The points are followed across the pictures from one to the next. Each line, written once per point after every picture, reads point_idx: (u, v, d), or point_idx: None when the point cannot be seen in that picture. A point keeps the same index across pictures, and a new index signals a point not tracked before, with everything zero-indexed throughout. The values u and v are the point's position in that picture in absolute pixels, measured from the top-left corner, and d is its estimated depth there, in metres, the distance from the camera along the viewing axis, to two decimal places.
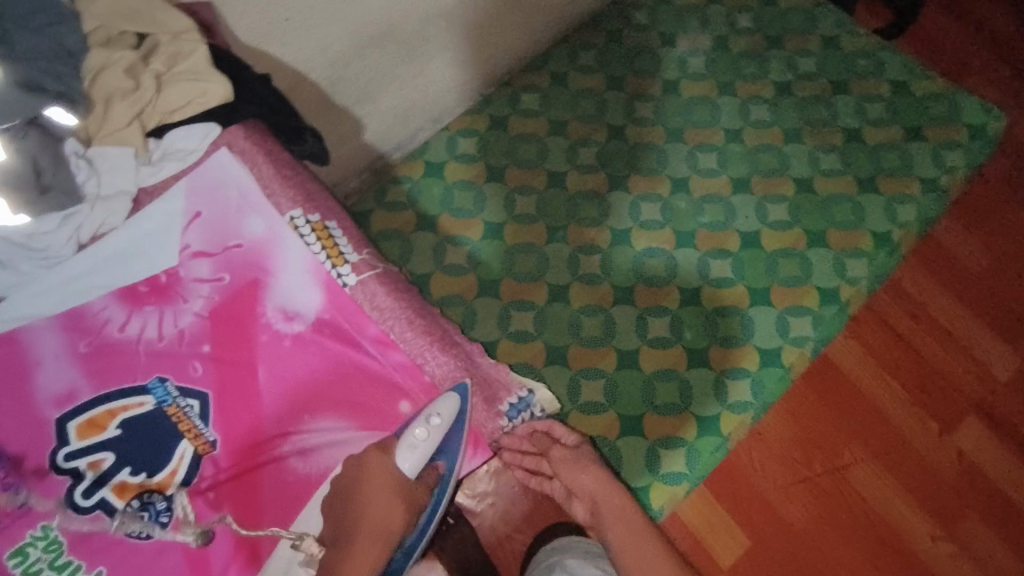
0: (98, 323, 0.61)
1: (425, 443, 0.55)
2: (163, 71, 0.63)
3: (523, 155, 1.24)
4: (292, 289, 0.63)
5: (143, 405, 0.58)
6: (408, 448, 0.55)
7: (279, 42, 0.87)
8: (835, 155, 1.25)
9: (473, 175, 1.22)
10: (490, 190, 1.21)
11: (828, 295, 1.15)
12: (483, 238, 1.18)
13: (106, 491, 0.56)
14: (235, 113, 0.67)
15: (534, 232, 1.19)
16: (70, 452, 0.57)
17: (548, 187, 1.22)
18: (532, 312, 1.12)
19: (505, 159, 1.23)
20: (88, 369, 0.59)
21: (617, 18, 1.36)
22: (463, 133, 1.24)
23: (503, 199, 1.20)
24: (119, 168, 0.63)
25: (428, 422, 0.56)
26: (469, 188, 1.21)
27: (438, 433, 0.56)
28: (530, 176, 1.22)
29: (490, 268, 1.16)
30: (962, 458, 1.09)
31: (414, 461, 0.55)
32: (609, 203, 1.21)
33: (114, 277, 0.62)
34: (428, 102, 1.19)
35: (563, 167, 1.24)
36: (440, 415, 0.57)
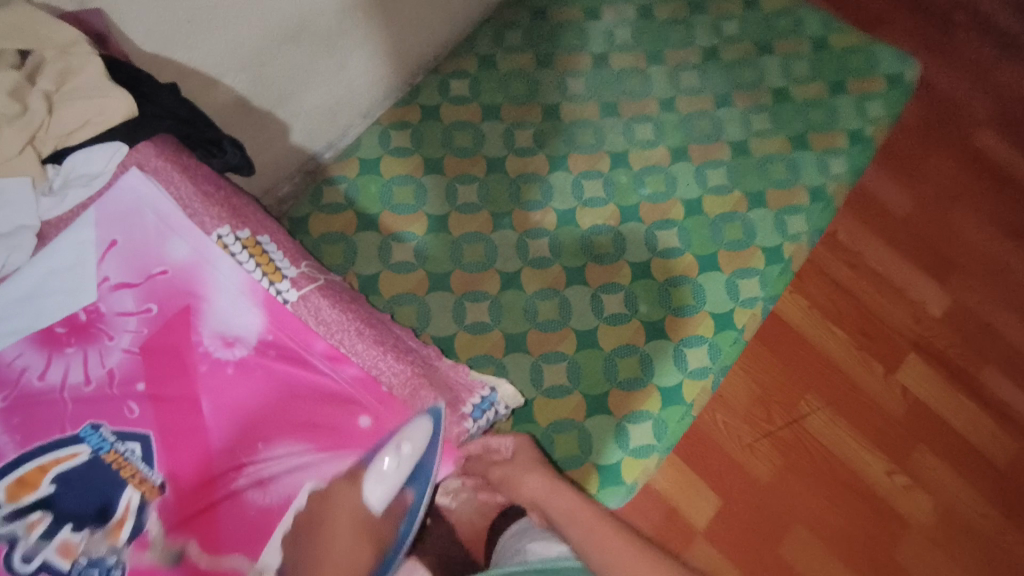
0: (15, 373, 0.55)
1: (394, 471, 0.54)
2: (53, 91, 0.58)
3: (460, 143, 1.21)
4: (229, 312, 0.59)
5: (76, 456, 0.54)
6: (376, 476, 0.54)
7: (185, 47, 0.81)
8: (765, 115, 1.27)
9: (410, 168, 1.19)
10: (429, 182, 1.18)
11: (772, 254, 1.17)
12: (427, 232, 1.15)
13: (47, 553, 0.51)
14: (142, 128, 0.62)
15: (480, 221, 1.16)
16: (1, 517, 0.52)
17: (489, 173, 1.20)
18: (486, 302, 1.11)
19: (441, 149, 1.20)
20: (11, 425, 0.54)
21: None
22: (395, 126, 1.21)
23: (444, 190, 1.18)
24: (16, 201, 0.58)
25: (398, 451, 0.54)
26: (408, 182, 1.18)
27: (408, 462, 0.54)
28: (468, 164, 1.20)
29: (438, 262, 1.13)
30: (907, 394, 1.14)
31: (380, 491, 0.53)
32: (552, 184, 1.20)
33: (27, 322, 0.57)
34: (356, 97, 1.14)
35: (501, 152, 1.21)
36: (411, 443, 0.55)
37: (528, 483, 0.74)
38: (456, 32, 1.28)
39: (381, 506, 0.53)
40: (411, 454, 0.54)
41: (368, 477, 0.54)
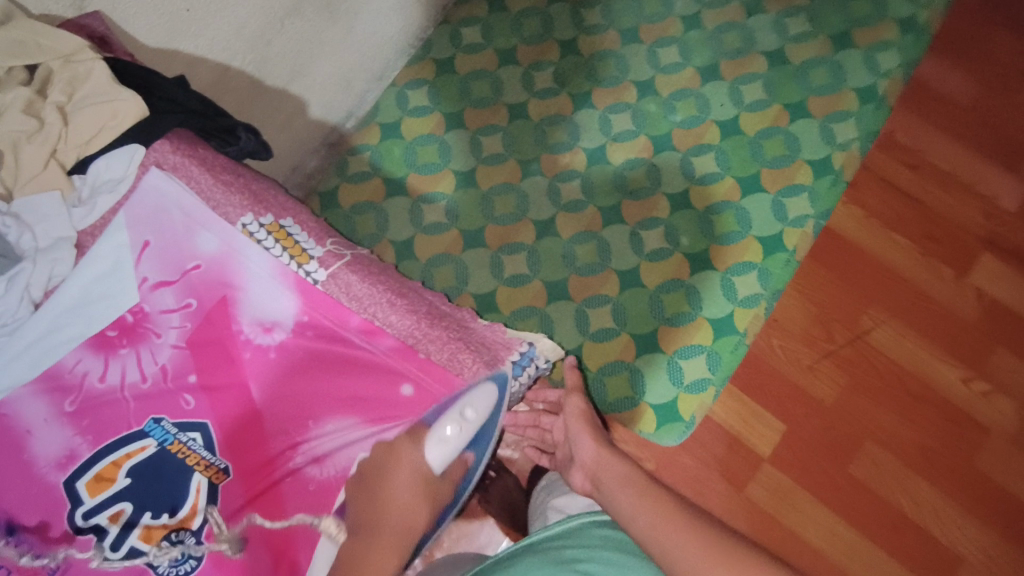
0: (76, 378, 0.58)
1: (457, 439, 0.55)
2: (65, 101, 0.59)
3: (478, 93, 1.18)
4: (263, 298, 0.60)
5: (146, 449, 0.57)
6: (439, 440, 0.55)
7: (189, 36, 0.80)
8: (801, 16, 1.17)
9: (432, 127, 1.17)
10: (452, 138, 1.16)
11: (820, 166, 1.10)
12: (456, 190, 1.13)
13: (134, 538, 0.55)
14: (157, 126, 0.63)
15: (508, 171, 1.14)
16: (87, 510, 0.55)
17: (511, 121, 1.16)
18: (523, 254, 1.09)
19: (460, 103, 1.17)
20: (82, 427, 0.57)
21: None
22: (412, 85, 1.18)
23: (468, 144, 1.15)
24: (50, 214, 0.59)
25: (461, 418, 0.55)
26: (431, 141, 1.16)
27: (470, 429, 0.55)
28: (490, 114, 1.16)
29: (470, 218, 1.12)
30: (982, 296, 1.07)
31: (444, 454, 0.55)
32: (577, 123, 1.15)
33: (80, 329, 0.59)
34: (368, 61, 1.12)
35: (522, 97, 1.17)
36: (475, 409, 0.55)
37: (577, 439, 0.73)
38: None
39: (443, 469, 0.55)
40: (475, 422, 0.55)
41: (431, 440, 0.55)
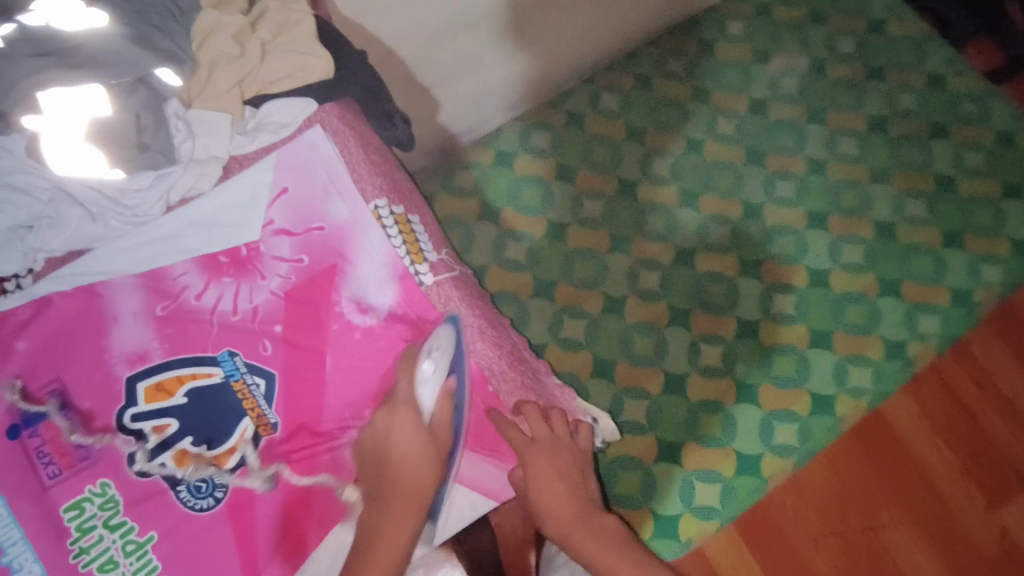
0: (176, 288, 0.60)
1: (435, 378, 0.57)
2: (269, 40, 0.63)
3: (596, 157, 1.21)
4: (368, 280, 0.62)
5: (211, 376, 0.58)
6: (420, 382, 0.57)
7: (375, 17, 0.86)
8: (921, 202, 1.19)
9: (542, 172, 1.20)
10: (556, 189, 1.19)
11: (893, 348, 1.10)
12: (544, 238, 1.16)
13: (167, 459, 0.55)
14: (333, 91, 0.66)
15: (597, 238, 1.16)
16: (136, 413, 0.56)
17: (617, 194, 1.19)
18: (583, 321, 1.10)
19: (577, 160, 1.21)
20: (162, 333, 0.58)
21: (709, 26, 1.29)
22: (538, 126, 1.22)
23: (569, 199, 1.18)
24: (215, 133, 0.62)
25: (431, 354, 0.58)
26: (537, 184, 1.19)
27: (443, 362, 0.58)
28: (600, 180, 1.19)
29: (548, 269, 1.14)
30: (1006, 538, 1.03)
31: (429, 393, 0.57)
32: (677, 219, 1.17)
33: (197, 244, 0.61)
34: (509, 91, 1.16)
35: (635, 175, 1.20)
36: (439, 347, 0.58)
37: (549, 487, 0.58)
38: (621, 46, 1.26)
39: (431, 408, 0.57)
40: (446, 360, 0.58)
41: (416, 388, 0.57)
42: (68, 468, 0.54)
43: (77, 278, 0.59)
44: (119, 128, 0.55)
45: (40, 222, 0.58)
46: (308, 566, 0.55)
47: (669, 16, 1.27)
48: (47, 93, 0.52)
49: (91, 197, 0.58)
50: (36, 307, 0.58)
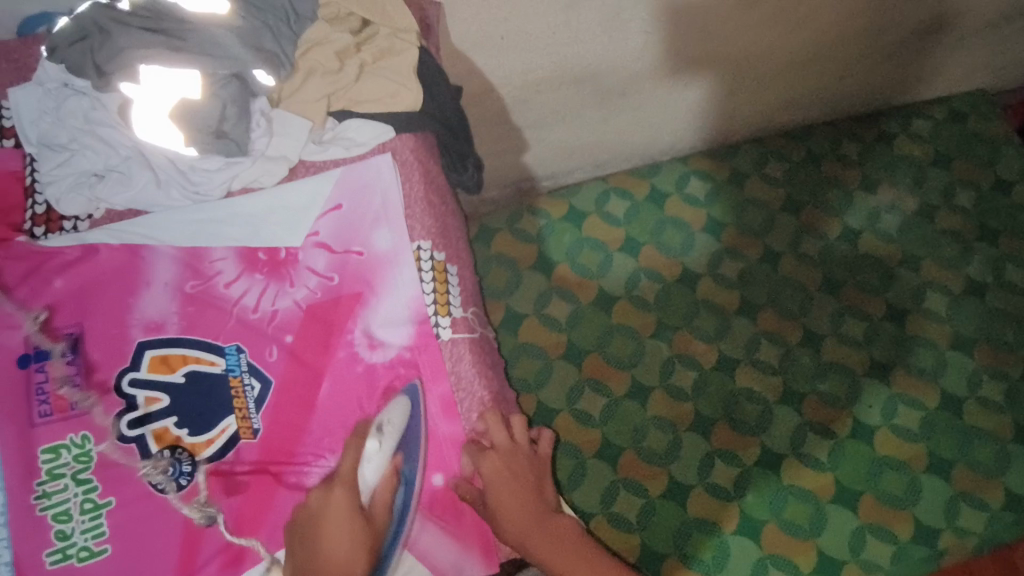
0: (210, 271, 0.62)
1: (380, 455, 0.56)
2: (368, 62, 0.66)
3: (667, 239, 1.18)
4: (388, 318, 0.61)
5: (213, 365, 0.59)
6: (364, 461, 0.56)
7: (485, 55, 0.87)
8: (1002, 385, 1.08)
9: (608, 238, 1.18)
10: (617, 259, 1.16)
11: (924, 532, 1.00)
12: (590, 304, 1.13)
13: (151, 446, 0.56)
14: (413, 123, 0.67)
15: (643, 320, 1.12)
16: (134, 379, 0.58)
17: (676, 281, 1.15)
18: (603, 399, 1.07)
19: (647, 236, 1.18)
20: (184, 310, 0.60)
21: (822, 139, 1.23)
22: (618, 193, 1.20)
23: (627, 273, 1.15)
24: (291, 135, 0.64)
25: (378, 432, 0.57)
26: (599, 249, 1.17)
27: (389, 443, 0.57)
28: (664, 263, 1.16)
29: (584, 335, 1.11)
30: None
31: (381, 443, 0.57)
32: (729, 325, 1.12)
33: (242, 235, 0.63)
34: (598, 150, 1.15)
35: (700, 268, 1.16)
36: (390, 423, 0.57)
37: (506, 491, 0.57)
38: (726, 136, 1.22)
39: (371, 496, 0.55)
40: (394, 438, 0.57)
41: (369, 437, 0.57)
42: (59, 412, 0.56)
43: (127, 235, 0.62)
44: (202, 112, 0.58)
45: (111, 175, 0.62)
46: None
47: (786, 119, 1.22)
48: (149, 67, 0.56)
49: (164, 166, 0.62)
50: (84, 252, 0.61)
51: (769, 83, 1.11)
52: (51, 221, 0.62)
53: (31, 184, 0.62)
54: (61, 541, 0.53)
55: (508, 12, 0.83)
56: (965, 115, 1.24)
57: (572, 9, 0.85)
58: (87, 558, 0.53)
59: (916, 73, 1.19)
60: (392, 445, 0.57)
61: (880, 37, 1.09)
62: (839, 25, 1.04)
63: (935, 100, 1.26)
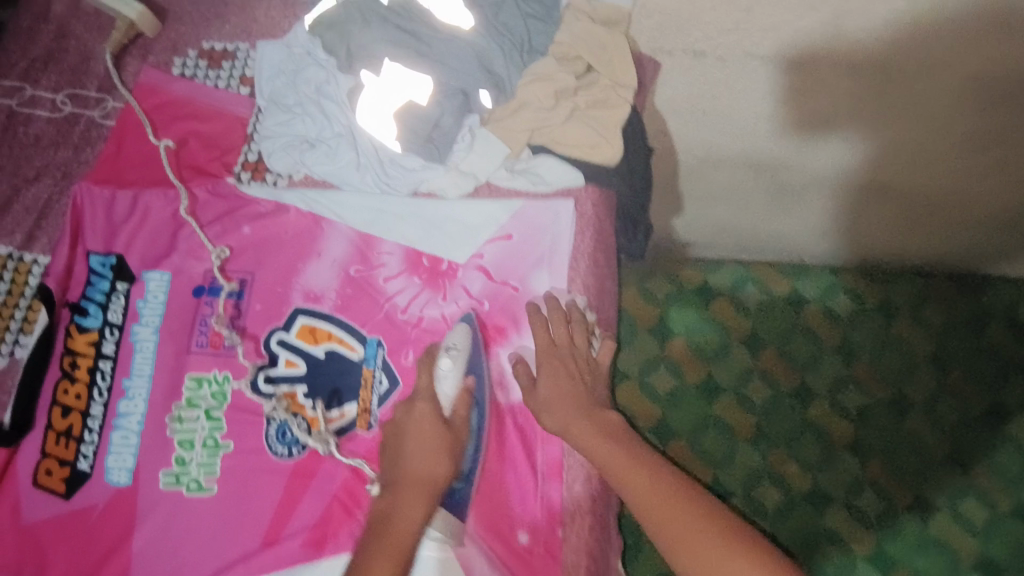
0: (376, 262, 0.65)
1: (453, 374, 0.59)
2: (580, 107, 0.66)
3: (794, 350, 1.12)
4: (522, 363, 0.62)
5: (352, 351, 0.62)
6: (438, 379, 0.59)
7: (680, 118, 0.86)
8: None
9: (733, 326, 1.14)
10: (733, 352, 1.12)
11: None
12: (694, 386, 1.11)
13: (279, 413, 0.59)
14: (602, 177, 0.67)
15: (744, 423, 1.08)
16: (283, 340, 0.61)
17: (789, 394, 1.09)
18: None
19: (774, 338, 1.13)
20: (342, 291, 0.64)
21: (1001, 299, 1.12)
22: (757, 283, 1.15)
23: (739, 371, 1.11)
24: (488, 157, 0.65)
25: (447, 352, 0.60)
26: (718, 332, 1.13)
27: (460, 358, 0.60)
28: (782, 372, 1.10)
29: (680, 419, 1.09)
30: None
31: (447, 391, 0.59)
32: (833, 459, 1.05)
33: (414, 237, 0.66)
34: (749, 237, 1.09)
35: (819, 389, 1.09)
36: (455, 345, 0.60)
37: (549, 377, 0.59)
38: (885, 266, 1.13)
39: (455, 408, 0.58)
40: (462, 354, 0.60)
41: (434, 386, 0.59)
42: (213, 348, 0.61)
43: (315, 204, 0.65)
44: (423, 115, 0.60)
45: (319, 146, 0.65)
46: (316, 566, 0.55)
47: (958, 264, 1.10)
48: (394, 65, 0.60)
49: (368, 152, 0.65)
50: (275, 207, 0.65)
51: (954, 228, 0.99)
52: (257, 170, 0.66)
53: (252, 132, 0.67)
54: (178, 466, 0.57)
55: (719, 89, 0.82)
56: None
57: None
58: (194, 490, 0.56)
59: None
60: (457, 402, 0.59)
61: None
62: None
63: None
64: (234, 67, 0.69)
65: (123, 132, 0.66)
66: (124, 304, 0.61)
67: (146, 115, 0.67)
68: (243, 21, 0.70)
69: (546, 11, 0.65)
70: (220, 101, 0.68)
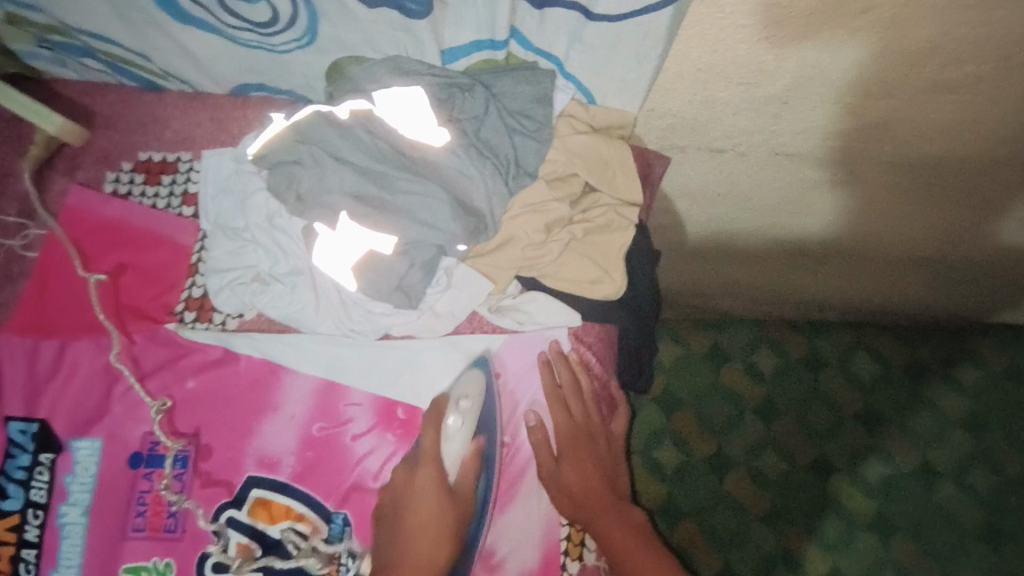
0: (343, 417, 0.56)
1: (460, 434, 0.53)
2: (577, 237, 0.57)
3: (812, 418, 1.12)
4: (512, 537, 0.53)
5: (314, 531, 0.53)
6: (444, 438, 0.53)
7: (692, 201, 0.79)
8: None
9: (745, 393, 1.14)
10: (747, 421, 1.12)
11: None
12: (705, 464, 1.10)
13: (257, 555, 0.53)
14: (605, 316, 0.58)
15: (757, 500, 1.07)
16: (234, 518, 0.53)
17: (808, 468, 1.09)
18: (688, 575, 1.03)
19: (790, 407, 1.13)
20: (304, 454, 0.55)
21: None
22: None
23: (753, 442, 1.11)
24: (468, 297, 0.57)
25: (456, 406, 0.54)
26: (732, 404, 1.13)
27: (469, 415, 0.54)
28: (798, 444, 1.10)
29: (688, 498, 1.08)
30: None
31: (456, 451, 0.53)
32: (856, 537, 1.06)
33: (385, 384, 0.57)
34: (765, 293, 1.09)
35: (840, 463, 1.10)
36: (467, 398, 0.54)
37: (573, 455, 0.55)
38: (893, 319, 1.16)
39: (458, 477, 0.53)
40: (471, 413, 0.54)
41: (440, 447, 0.53)
42: (151, 531, 0.53)
43: (271, 350, 0.57)
44: (386, 271, 0.51)
45: (274, 285, 0.56)
46: None
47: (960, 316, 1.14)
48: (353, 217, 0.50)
49: (330, 294, 0.56)
50: (224, 355, 0.56)
51: (978, 282, 1.00)
52: (203, 308, 0.57)
53: (198, 261, 0.58)
54: None
55: (738, 179, 0.72)
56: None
57: (816, 190, 0.73)
58: None
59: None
60: (465, 462, 0.53)
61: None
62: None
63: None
64: (175, 182, 0.59)
65: (45, 266, 0.58)
66: (48, 481, 0.53)
67: (75, 245, 0.58)
68: (185, 127, 0.61)
69: (536, 123, 0.55)
70: (156, 224, 0.59)
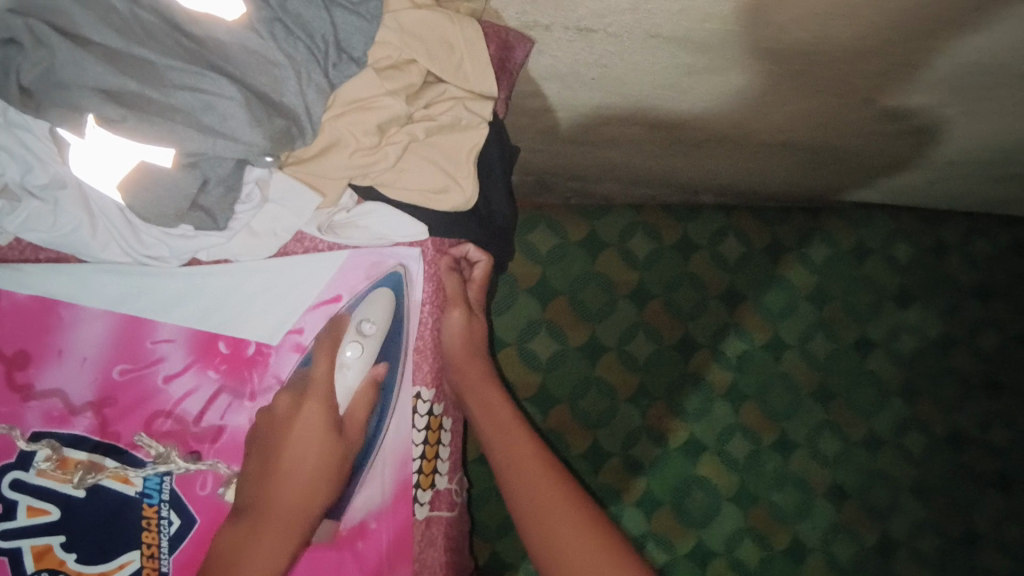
0: (150, 357, 0.48)
1: (359, 364, 0.48)
2: (419, 138, 0.48)
3: (679, 299, 1.17)
4: (362, 475, 0.49)
5: (126, 483, 0.47)
6: (339, 368, 0.48)
7: (563, 86, 0.72)
8: (918, 534, 1.15)
9: (619, 278, 1.15)
10: (620, 304, 1.15)
11: None
12: (579, 348, 1.12)
13: (76, 504, 0.46)
14: (455, 226, 0.52)
15: (626, 380, 1.13)
16: (21, 479, 0.46)
17: (674, 345, 1.15)
18: (558, 453, 1.08)
19: (660, 290, 1.16)
20: (105, 402, 0.47)
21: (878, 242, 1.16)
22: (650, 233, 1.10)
23: (624, 325, 1.14)
24: (291, 212, 0.48)
25: (359, 333, 0.49)
26: (606, 289, 1.14)
27: (371, 348, 0.49)
28: (665, 323, 1.16)
29: (560, 382, 1.11)
30: None
31: (349, 383, 0.48)
32: (711, 407, 1.15)
33: (200, 318, 0.49)
34: (641, 177, 1.07)
35: (703, 339, 1.17)
36: (371, 323, 0.49)
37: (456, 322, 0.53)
38: (759, 199, 1.20)
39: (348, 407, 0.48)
40: (376, 340, 0.49)
41: (334, 377, 0.48)
42: None
43: (45, 284, 0.47)
44: (169, 190, 0.41)
45: (29, 202, 0.44)
46: None
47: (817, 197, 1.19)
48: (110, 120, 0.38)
49: (110, 214, 0.45)
50: None
51: (839, 167, 1.02)
52: None
53: None
54: None
55: (610, 63, 0.65)
56: (976, 262, 1.26)
57: (689, 74, 0.68)
58: None
59: (962, 187, 1.14)
60: (360, 392, 0.48)
61: (970, 155, 0.99)
62: (939, 143, 0.93)
63: (933, 218, 1.27)
64: None
65: None
66: None
67: None
68: None
69: None
70: None
